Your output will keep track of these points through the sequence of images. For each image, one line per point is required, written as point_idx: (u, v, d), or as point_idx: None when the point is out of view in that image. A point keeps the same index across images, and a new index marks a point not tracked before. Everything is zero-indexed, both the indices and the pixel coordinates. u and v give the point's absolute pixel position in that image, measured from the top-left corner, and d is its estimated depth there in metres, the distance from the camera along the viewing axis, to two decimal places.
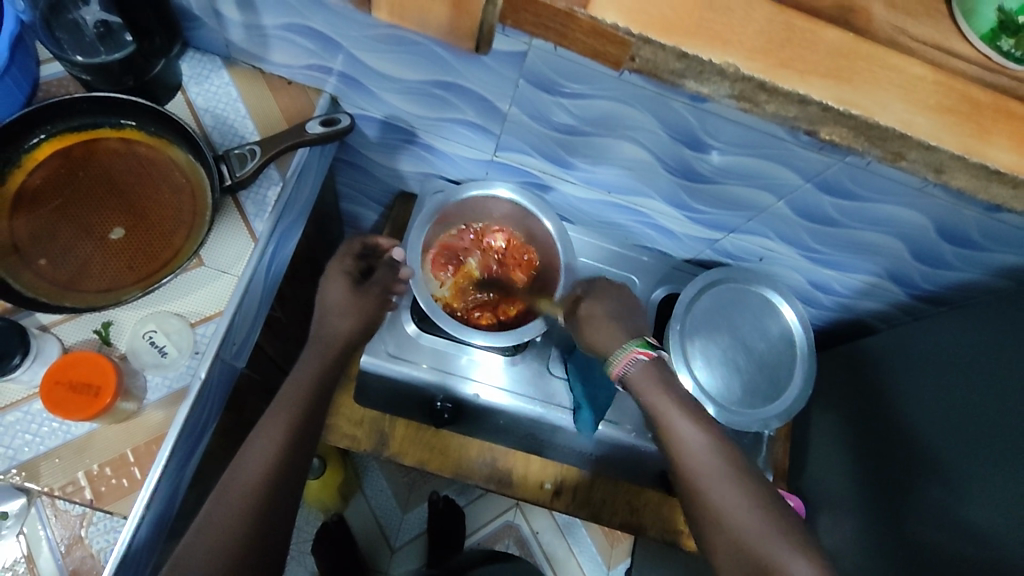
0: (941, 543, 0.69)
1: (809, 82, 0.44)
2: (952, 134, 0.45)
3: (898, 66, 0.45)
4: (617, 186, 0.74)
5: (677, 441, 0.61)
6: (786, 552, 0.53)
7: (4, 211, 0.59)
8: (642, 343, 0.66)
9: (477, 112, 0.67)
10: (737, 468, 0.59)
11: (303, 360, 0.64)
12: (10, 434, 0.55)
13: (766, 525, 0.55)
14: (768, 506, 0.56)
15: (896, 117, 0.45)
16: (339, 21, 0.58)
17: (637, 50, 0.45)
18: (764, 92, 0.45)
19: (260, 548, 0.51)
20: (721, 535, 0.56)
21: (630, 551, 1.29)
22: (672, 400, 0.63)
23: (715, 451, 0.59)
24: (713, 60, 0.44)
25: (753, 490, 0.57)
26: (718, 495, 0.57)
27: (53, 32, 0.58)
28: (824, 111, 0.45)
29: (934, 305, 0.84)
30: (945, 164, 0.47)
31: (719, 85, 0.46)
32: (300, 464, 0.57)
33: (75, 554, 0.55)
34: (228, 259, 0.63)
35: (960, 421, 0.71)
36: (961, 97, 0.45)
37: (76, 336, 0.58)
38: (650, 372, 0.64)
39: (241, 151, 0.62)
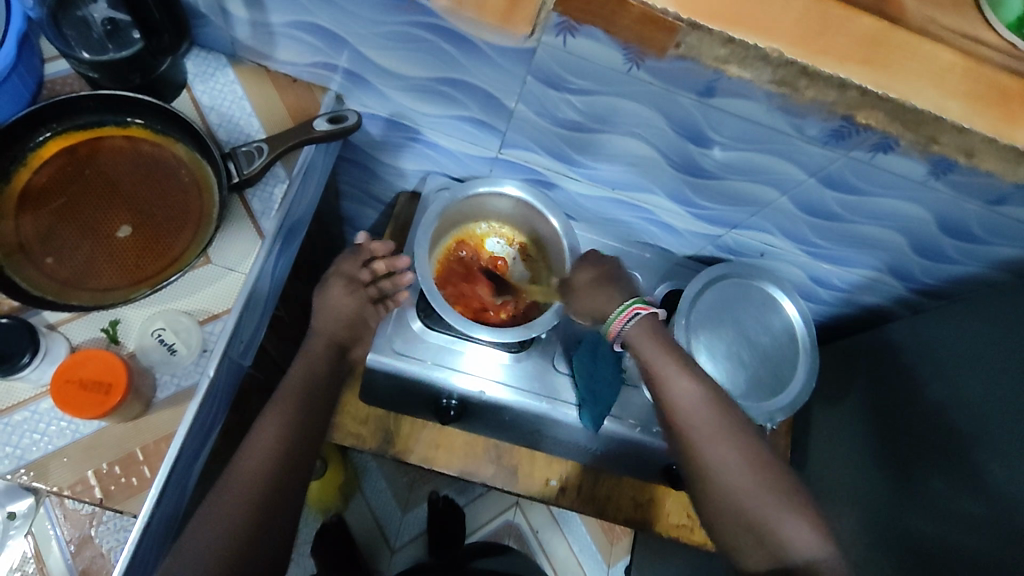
0: (928, 531, 0.72)
1: (847, 66, 0.47)
2: (985, 117, 0.48)
3: (930, 53, 0.47)
4: (621, 182, 0.75)
5: (671, 400, 0.65)
6: (783, 515, 0.59)
7: (10, 209, 0.59)
8: (636, 300, 0.69)
9: (482, 108, 0.67)
10: (731, 422, 0.63)
11: (294, 364, 0.67)
12: (17, 433, 0.55)
13: (758, 484, 0.60)
14: (762, 464, 0.61)
15: (932, 101, 0.47)
16: (345, 18, 0.58)
17: (684, 36, 0.48)
18: (804, 77, 0.48)
19: (261, 542, 0.54)
20: (715, 489, 0.61)
21: (630, 548, 1.29)
22: (671, 360, 0.66)
23: (710, 407, 0.64)
24: (759, 45, 0.47)
25: (746, 448, 0.62)
26: (714, 455, 0.62)
27: (60, 29, 0.57)
28: (862, 94, 0.48)
29: (933, 300, 0.85)
30: (976, 148, 0.50)
31: (762, 71, 0.49)
32: (300, 465, 0.60)
33: (84, 554, 0.54)
34: (235, 256, 0.63)
35: (947, 415, 0.73)
36: (990, 84, 0.47)
37: (83, 334, 0.58)
38: (647, 337, 0.67)
39: (248, 148, 0.63)
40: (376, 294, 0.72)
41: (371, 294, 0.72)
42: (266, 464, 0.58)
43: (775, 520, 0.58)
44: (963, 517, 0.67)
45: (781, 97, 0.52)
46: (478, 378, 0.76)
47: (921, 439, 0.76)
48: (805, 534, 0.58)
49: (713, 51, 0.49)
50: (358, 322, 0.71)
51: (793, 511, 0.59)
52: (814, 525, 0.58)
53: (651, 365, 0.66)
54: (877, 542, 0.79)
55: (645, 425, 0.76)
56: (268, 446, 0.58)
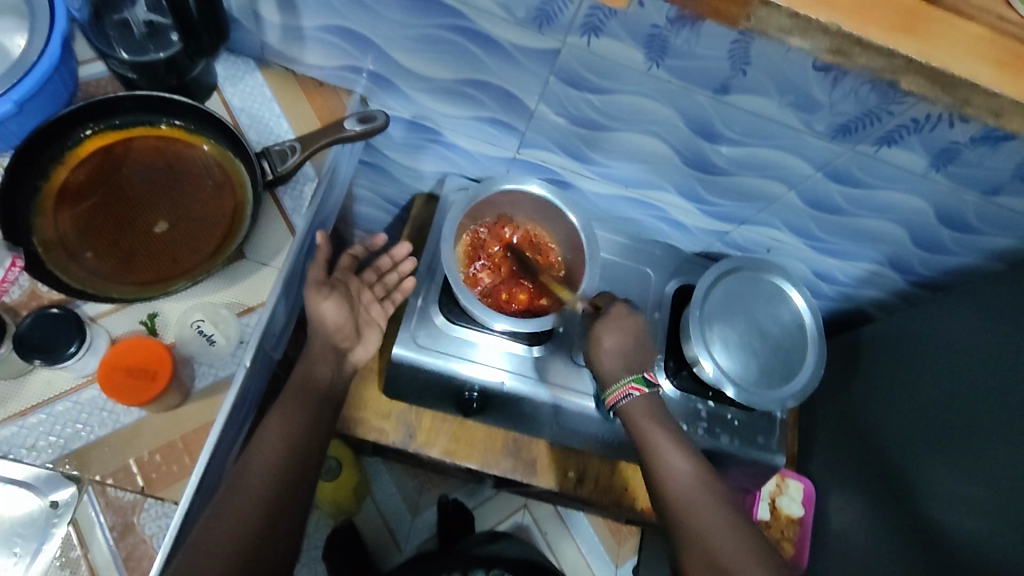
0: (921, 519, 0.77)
1: (896, 38, 0.50)
2: (1009, 82, 0.51)
3: (960, 26, 0.51)
4: (633, 181, 0.78)
5: (665, 471, 0.68)
6: None
7: (48, 207, 0.60)
8: (635, 378, 0.72)
9: (503, 108, 0.70)
10: (718, 495, 0.66)
11: (311, 361, 0.68)
12: (60, 423, 0.56)
13: (742, 559, 0.61)
14: (740, 531, 0.64)
15: (966, 67, 0.50)
16: (374, 20, 0.61)
17: (754, 8, 0.49)
18: (858, 46, 0.50)
19: (274, 533, 0.56)
20: (705, 562, 0.62)
21: (637, 549, 1.30)
22: (665, 434, 0.69)
23: (701, 483, 0.67)
24: (821, 19, 0.49)
25: (730, 517, 0.64)
26: (700, 524, 0.64)
27: (102, 30, 0.60)
28: (909, 63, 0.50)
29: (930, 292, 0.89)
30: (1005, 108, 0.52)
31: (817, 41, 0.50)
32: (310, 457, 0.62)
33: (127, 540, 0.54)
34: (268, 251, 0.65)
35: (945, 409, 0.77)
36: (1012, 53, 0.51)
37: (122, 327, 0.60)
38: (643, 406, 0.71)
39: (281, 147, 0.65)
40: (383, 291, 0.76)
41: (377, 292, 0.75)
42: (277, 463, 0.59)
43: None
44: (958, 508, 0.72)
45: (794, 92, 0.56)
46: (496, 371, 0.78)
47: (917, 430, 0.80)
48: None
49: (778, 24, 0.50)
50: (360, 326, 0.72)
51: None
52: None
53: (644, 433, 0.70)
54: (873, 528, 0.85)
55: None
56: (277, 442, 0.60)
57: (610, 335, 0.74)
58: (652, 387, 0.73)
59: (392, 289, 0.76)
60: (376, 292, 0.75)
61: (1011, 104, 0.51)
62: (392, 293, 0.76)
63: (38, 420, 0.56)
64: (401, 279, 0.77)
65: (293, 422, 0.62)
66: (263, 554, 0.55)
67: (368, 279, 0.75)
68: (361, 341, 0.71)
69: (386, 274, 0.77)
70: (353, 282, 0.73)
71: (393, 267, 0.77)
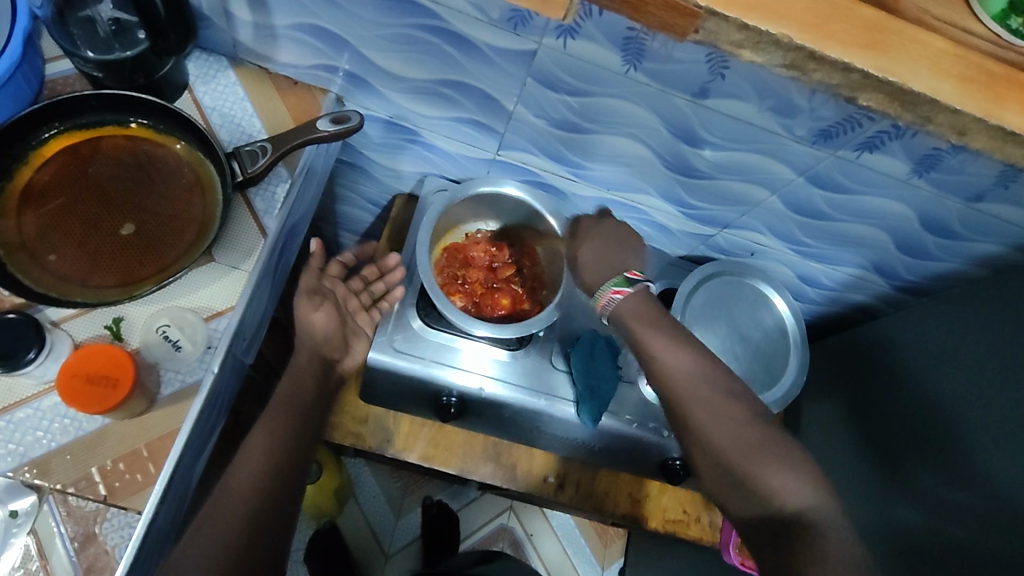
0: (906, 523, 0.74)
1: (850, 51, 0.47)
2: (973, 100, 0.49)
3: (924, 40, 0.48)
4: (615, 183, 0.77)
5: (664, 369, 0.64)
6: (769, 467, 0.56)
7: (11, 209, 0.59)
8: (615, 283, 0.68)
9: (481, 109, 0.69)
10: (722, 387, 0.62)
11: (288, 371, 0.67)
12: (21, 430, 0.55)
13: (745, 441, 0.58)
14: (743, 417, 0.60)
15: (926, 84, 0.48)
16: (348, 19, 0.60)
17: (702, 22, 0.48)
18: (813, 60, 0.49)
19: (245, 550, 0.53)
20: (708, 452, 0.60)
21: (623, 551, 1.30)
22: (655, 328, 0.65)
23: (703, 375, 0.62)
24: (770, 31, 0.47)
25: (734, 405, 0.61)
26: (703, 414, 0.60)
27: (67, 27, 0.59)
28: (865, 78, 0.49)
29: (916, 297, 0.88)
30: (968, 126, 0.51)
31: (773, 55, 0.49)
32: (293, 473, 0.60)
33: (88, 551, 0.53)
34: (239, 254, 0.63)
35: (930, 415, 0.75)
36: (979, 69, 0.49)
37: (87, 331, 0.58)
38: (633, 304, 0.67)
39: (251, 148, 0.63)
40: (369, 299, 0.76)
41: (363, 300, 0.75)
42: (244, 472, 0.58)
43: (765, 476, 0.56)
44: (946, 511, 0.69)
45: (772, 97, 0.55)
46: (472, 374, 0.77)
47: (903, 432, 0.78)
48: (801, 490, 0.54)
49: (729, 36, 0.49)
50: (348, 336, 0.73)
51: (784, 464, 0.56)
52: (811, 480, 0.55)
53: (638, 334, 0.66)
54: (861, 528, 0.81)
55: (642, 420, 0.79)
56: (257, 458, 0.59)
57: (587, 249, 0.72)
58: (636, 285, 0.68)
59: (379, 298, 0.77)
60: (363, 300, 0.75)
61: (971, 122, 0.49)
62: (379, 302, 0.76)
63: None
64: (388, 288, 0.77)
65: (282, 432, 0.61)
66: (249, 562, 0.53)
67: (354, 287, 0.75)
68: (348, 351, 0.73)
69: (373, 283, 0.77)
70: (341, 291, 0.73)
71: (380, 276, 0.77)
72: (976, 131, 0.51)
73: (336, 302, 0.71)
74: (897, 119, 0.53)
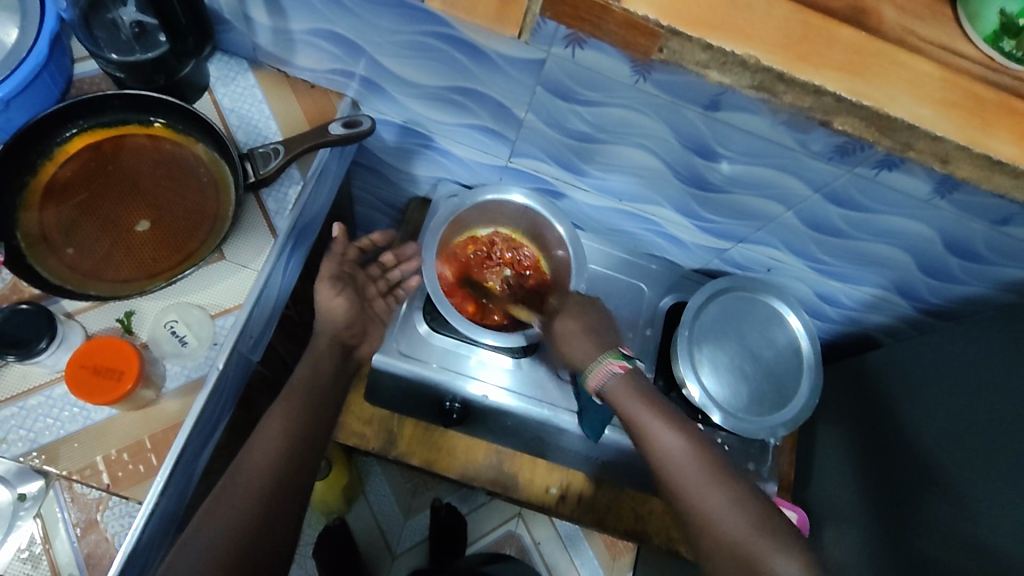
0: (918, 554, 0.72)
1: (824, 74, 0.46)
2: (953, 124, 0.46)
3: (907, 63, 0.47)
4: (626, 193, 0.76)
5: (660, 452, 0.64)
6: (773, 554, 0.57)
7: (35, 201, 0.61)
8: (616, 355, 0.69)
9: (493, 118, 0.69)
10: (721, 475, 0.62)
11: (301, 362, 0.70)
12: (32, 417, 0.57)
13: (749, 529, 0.59)
14: (741, 501, 0.61)
15: (908, 110, 0.46)
16: (362, 25, 0.60)
17: (666, 40, 0.47)
18: (782, 82, 0.47)
19: (247, 545, 0.54)
20: (707, 537, 0.60)
21: (632, 564, 1.28)
22: (650, 412, 0.65)
23: (700, 461, 0.63)
24: (736, 52, 0.46)
25: (732, 488, 0.62)
26: (703, 499, 0.61)
27: (91, 31, 0.60)
28: (837, 102, 0.47)
29: (940, 320, 0.85)
30: (951, 155, 0.48)
31: (740, 76, 0.48)
32: (300, 470, 0.62)
33: (89, 538, 0.55)
34: (249, 254, 0.65)
35: (947, 442, 0.73)
36: (964, 92, 0.47)
37: (100, 323, 0.60)
38: (624, 383, 0.67)
39: (265, 150, 0.65)
40: (386, 287, 0.79)
41: (380, 287, 0.78)
42: (250, 465, 0.59)
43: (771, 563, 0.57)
44: (960, 548, 0.66)
45: (782, 112, 0.53)
46: (481, 382, 0.77)
47: (917, 459, 0.76)
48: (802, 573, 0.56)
49: (694, 57, 0.47)
50: (365, 323, 0.76)
51: (790, 555, 0.57)
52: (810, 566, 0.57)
53: (631, 417, 0.66)
54: (873, 556, 0.79)
55: None
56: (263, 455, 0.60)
57: (571, 321, 0.73)
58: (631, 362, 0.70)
59: (395, 285, 0.79)
60: (379, 287, 0.78)
61: (955, 152, 0.47)
62: (395, 289, 0.79)
63: (11, 413, 0.57)
64: (405, 276, 0.80)
65: (291, 427, 0.63)
66: (247, 555, 0.54)
67: (372, 273, 0.78)
68: (366, 338, 0.76)
69: (390, 271, 0.80)
70: (361, 277, 0.76)
71: (397, 264, 0.80)
72: (959, 159, 0.47)
73: (356, 288, 0.75)
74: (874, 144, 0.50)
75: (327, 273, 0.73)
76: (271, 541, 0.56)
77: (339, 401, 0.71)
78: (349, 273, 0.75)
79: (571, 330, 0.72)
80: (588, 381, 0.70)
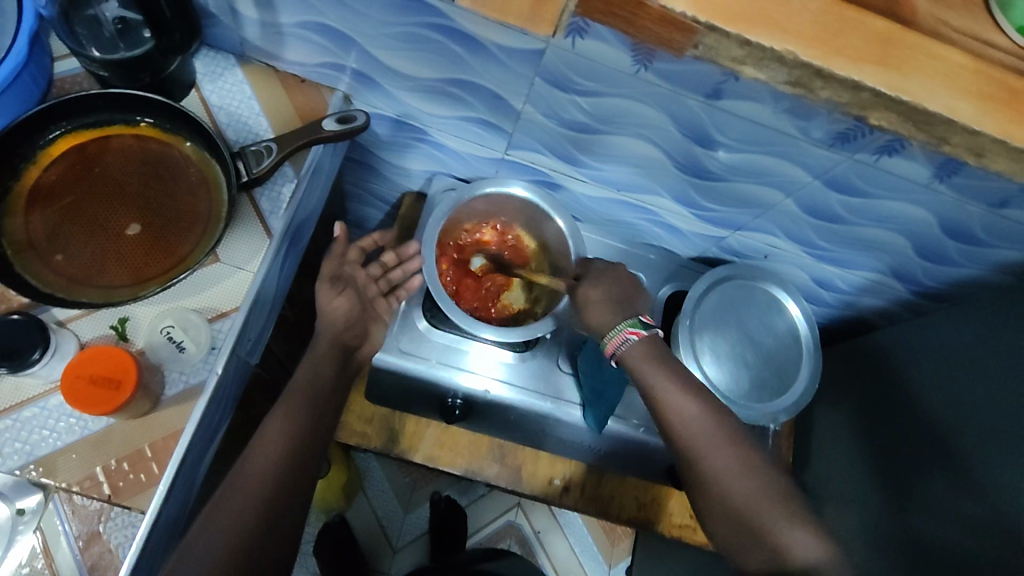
0: (916, 532, 0.73)
1: (860, 67, 0.47)
2: (991, 118, 0.48)
3: (943, 55, 0.48)
4: (624, 183, 0.75)
5: (672, 416, 0.62)
6: (784, 523, 0.55)
7: (19, 207, 0.59)
8: (631, 323, 0.66)
9: (489, 109, 0.68)
10: (733, 439, 0.61)
11: (300, 365, 0.67)
12: (27, 429, 0.55)
13: (762, 494, 0.57)
14: (753, 466, 0.59)
15: (942, 103, 0.48)
16: (352, 17, 0.58)
17: (701, 37, 0.47)
18: (820, 79, 0.48)
19: (246, 558, 0.53)
20: (718, 505, 0.59)
21: (631, 550, 1.29)
22: (664, 372, 0.64)
23: (710, 426, 0.61)
24: (774, 47, 0.46)
25: (746, 455, 0.60)
26: (715, 464, 0.59)
27: (70, 26, 0.58)
28: (876, 96, 0.48)
29: (935, 301, 0.86)
30: (985, 148, 0.50)
31: (777, 72, 0.49)
32: (302, 468, 0.60)
33: (93, 549, 0.54)
34: (244, 255, 0.63)
35: (946, 419, 0.73)
36: (1001, 85, 0.48)
37: (93, 331, 0.59)
38: (641, 349, 0.65)
39: (257, 147, 0.63)
40: (387, 287, 0.76)
41: (382, 287, 0.75)
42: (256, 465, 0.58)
43: (780, 533, 0.55)
44: (958, 524, 0.67)
45: (785, 100, 0.53)
46: (478, 377, 0.77)
47: (919, 440, 0.76)
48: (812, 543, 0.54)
49: (730, 53, 0.48)
50: (366, 324, 0.72)
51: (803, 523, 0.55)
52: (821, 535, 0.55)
53: (646, 378, 0.64)
54: (871, 535, 0.80)
55: (649, 425, 0.77)
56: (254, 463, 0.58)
57: (594, 290, 0.70)
58: (651, 329, 0.66)
59: (397, 285, 0.76)
60: (381, 287, 0.75)
61: (990, 145, 0.49)
62: (397, 289, 0.76)
63: (5, 426, 0.55)
64: (406, 276, 0.77)
65: (290, 429, 0.61)
66: (247, 556, 0.53)
67: (373, 273, 0.75)
68: (367, 338, 0.73)
69: (391, 271, 0.76)
70: (362, 277, 0.73)
71: (399, 264, 0.77)
72: (994, 153, 0.50)
73: (357, 289, 0.72)
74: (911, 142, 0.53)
75: (326, 272, 0.71)
76: (269, 542, 0.55)
77: (343, 398, 0.69)
78: (348, 273, 0.73)
79: (590, 298, 0.70)
80: (606, 348, 0.68)
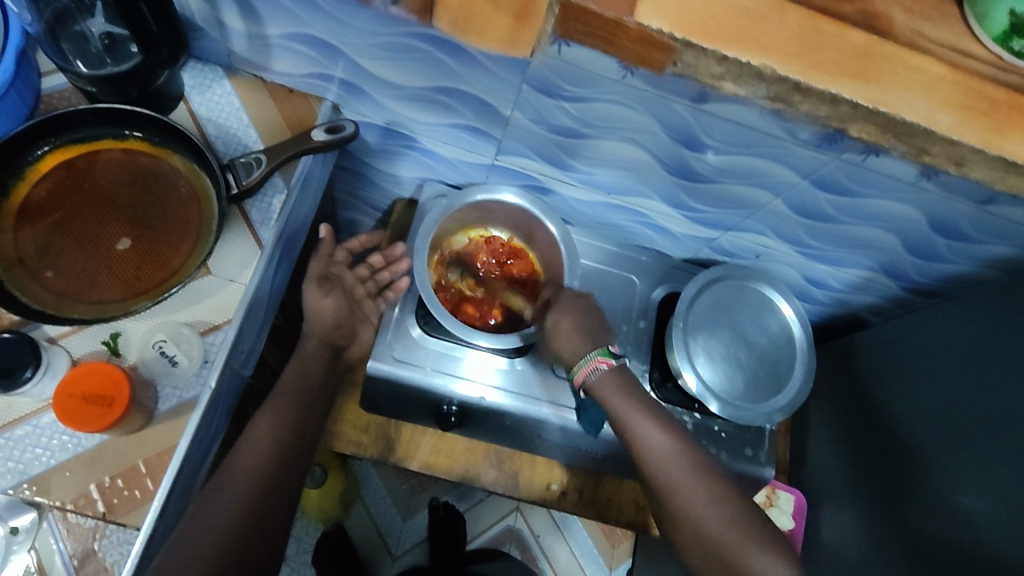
0: (918, 528, 0.73)
1: (840, 82, 0.48)
2: (970, 129, 0.49)
3: (920, 66, 0.49)
4: (613, 186, 0.76)
5: (643, 447, 0.67)
6: (751, 549, 0.60)
7: (8, 224, 0.59)
8: (602, 352, 0.71)
9: (476, 114, 0.68)
10: (701, 469, 0.65)
11: (288, 366, 0.69)
12: (20, 447, 0.55)
13: (729, 525, 0.62)
14: (719, 494, 0.64)
15: (920, 113, 0.49)
16: (340, 28, 0.59)
17: (680, 55, 0.49)
18: (798, 93, 0.49)
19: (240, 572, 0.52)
20: (692, 532, 0.63)
21: (632, 552, 1.29)
22: (637, 407, 0.68)
23: (682, 456, 0.66)
24: (752, 62, 0.48)
25: (716, 484, 0.64)
26: (687, 494, 0.64)
27: (57, 43, 0.59)
28: (855, 109, 0.49)
29: (926, 297, 0.86)
30: (967, 158, 0.51)
31: (756, 87, 0.50)
32: (290, 476, 0.60)
33: (88, 568, 0.54)
34: (234, 267, 0.63)
35: (938, 414, 0.74)
36: (981, 95, 0.49)
37: (85, 347, 0.59)
38: (612, 381, 0.70)
39: (246, 159, 0.63)
40: (375, 287, 0.77)
41: (370, 288, 0.77)
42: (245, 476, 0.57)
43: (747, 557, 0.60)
44: (960, 519, 0.67)
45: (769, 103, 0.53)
46: (472, 382, 0.77)
47: (913, 436, 0.76)
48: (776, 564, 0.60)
49: (709, 69, 0.50)
50: (355, 325, 0.75)
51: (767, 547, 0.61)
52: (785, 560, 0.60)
53: (617, 411, 0.69)
54: (874, 532, 0.80)
55: None
56: (245, 478, 0.57)
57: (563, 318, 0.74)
58: (619, 360, 0.72)
59: (385, 286, 0.78)
60: (369, 288, 0.77)
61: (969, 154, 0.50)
62: (384, 291, 0.77)
63: None
64: (394, 278, 0.78)
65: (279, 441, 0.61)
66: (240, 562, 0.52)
67: (361, 274, 0.77)
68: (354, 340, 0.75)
69: (379, 272, 0.78)
70: (349, 278, 0.75)
71: (386, 266, 0.79)
72: (974, 161, 0.51)
73: (344, 290, 0.74)
74: (893, 150, 0.54)
75: (315, 272, 0.73)
76: (261, 550, 0.55)
77: (329, 403, 0.71)
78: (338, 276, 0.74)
79: (562, 327, 0.73)
80: (574, 377, 0.72)
